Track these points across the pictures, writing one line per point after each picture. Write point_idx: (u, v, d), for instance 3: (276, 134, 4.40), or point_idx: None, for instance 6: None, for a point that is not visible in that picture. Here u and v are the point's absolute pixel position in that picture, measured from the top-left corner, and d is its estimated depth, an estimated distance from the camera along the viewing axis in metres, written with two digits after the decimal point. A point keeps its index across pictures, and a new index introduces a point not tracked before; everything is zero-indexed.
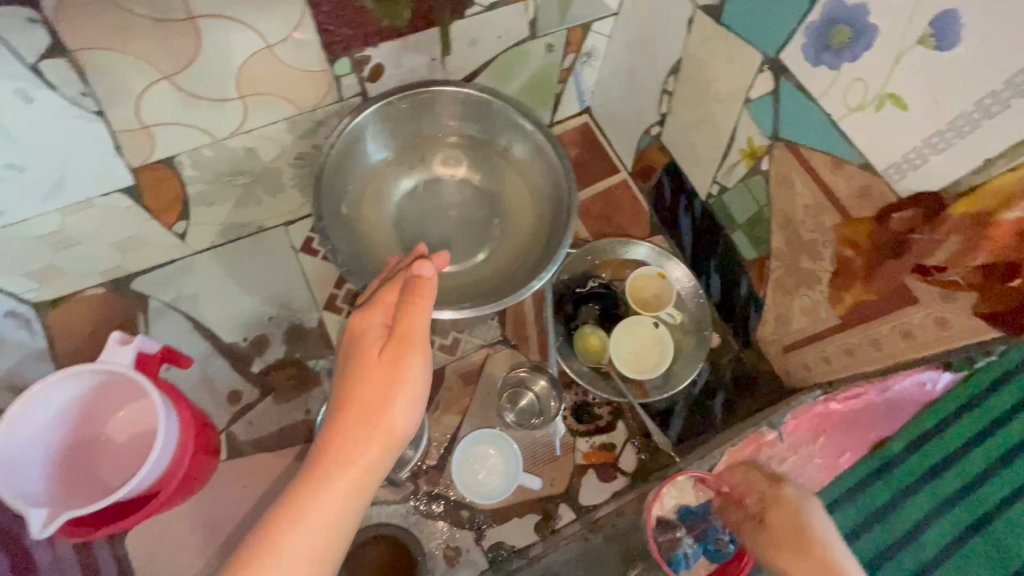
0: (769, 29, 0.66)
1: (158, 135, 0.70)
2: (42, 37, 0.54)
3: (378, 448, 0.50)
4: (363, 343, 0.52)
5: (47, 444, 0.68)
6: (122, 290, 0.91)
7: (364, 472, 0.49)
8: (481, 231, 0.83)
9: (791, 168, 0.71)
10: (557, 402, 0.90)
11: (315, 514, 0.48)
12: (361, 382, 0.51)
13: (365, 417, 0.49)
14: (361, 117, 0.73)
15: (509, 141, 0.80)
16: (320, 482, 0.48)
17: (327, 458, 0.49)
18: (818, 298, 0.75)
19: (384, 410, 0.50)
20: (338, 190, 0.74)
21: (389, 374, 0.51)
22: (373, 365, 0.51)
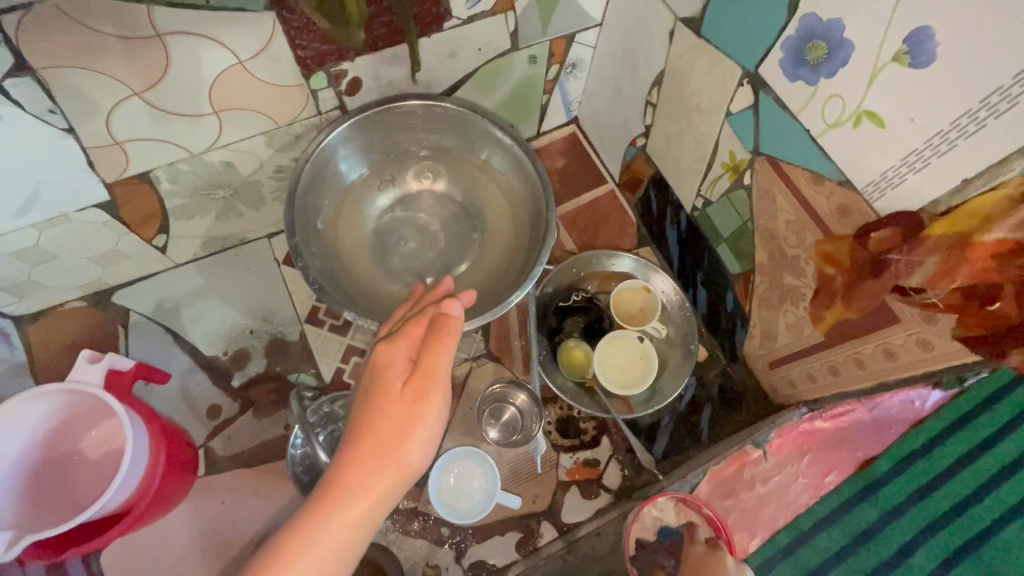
0: (748, 42, 0.65)
1: (132, 151, 0.69)
2: (5, 56, 0.53)
3: (389, 484, 0.49)
4: (385, 377, 0.51)
5: (15, 465, 0.68)
6: (102, 304, 0.90)
7: (374, 507, 0.49)
8: (461, 246, 0.82)
9: (773, 183, 0.70)
10: (539, 419, 0.89)
11: (321, 546, 0.47)
12: (378, 415, 0.50)
13: (381, 452, 0.48)
14: (337, 132, 0.73)
15: (489, 155, 0.80)
16: (329, 515, 0.47)
17: (339, 491, 0.48)
18: (801, 315, 0.74)
19: (400, 447, 0.49)
20: (314, 205, 0.74)
21: (408, 412, 0.50)
22: (393, 400, 0.50)
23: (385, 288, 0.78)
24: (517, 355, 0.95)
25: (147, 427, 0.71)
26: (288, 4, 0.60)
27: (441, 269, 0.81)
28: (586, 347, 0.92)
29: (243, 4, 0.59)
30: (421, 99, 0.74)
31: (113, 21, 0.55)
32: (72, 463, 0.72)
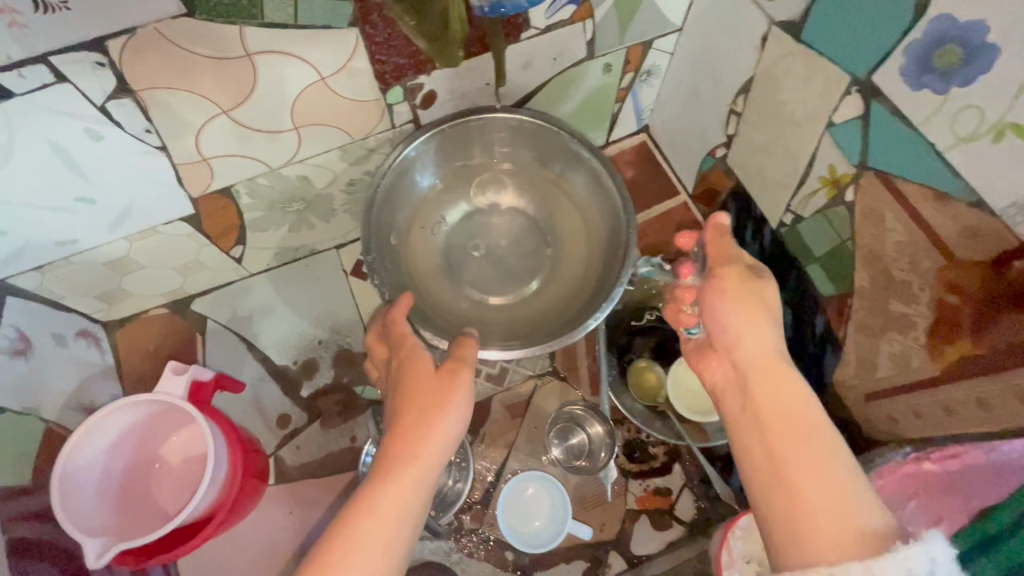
0: (860, 47, 0.59)
1: (216, 167, 0.71)
2: (109, 79, 0.55)
3: (433, 458, 0.51)
4: (419, 364, 0.57)
5: (108, 470, 0.70)
6: (183, 312, 0.93)
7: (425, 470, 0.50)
8: (531, 261, 0.79)
9: (882, 201, 0.63)
10: (608, 453, 0.84)
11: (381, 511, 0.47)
12: (420, 394, 0.54)
13: (423, 426, 0.52)
14: (413, 146, 0.72)
15: (564, 168, 0.77)
16: (389, 483, 0.49)
17: (399, 459, 0.50)
18: (912, 345, 0.67)
19: (441, 421, 0.52)
20: (388, 218, 0.73)
21: (445, 391, 0.54)
22: (429, 381, 0.55)
23: (455, 303, 0.77)
24: (585, 375, 0.91)
25: (226, 440, 0.73)
26: (371, 18, 0.60)
27: (511, 285, 0.78)
28: (659, 369, 0.87)
29: (329, 22, 0.58)
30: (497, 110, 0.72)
31: (208, 43, 0.55)
32: (157, 468, 0.74)
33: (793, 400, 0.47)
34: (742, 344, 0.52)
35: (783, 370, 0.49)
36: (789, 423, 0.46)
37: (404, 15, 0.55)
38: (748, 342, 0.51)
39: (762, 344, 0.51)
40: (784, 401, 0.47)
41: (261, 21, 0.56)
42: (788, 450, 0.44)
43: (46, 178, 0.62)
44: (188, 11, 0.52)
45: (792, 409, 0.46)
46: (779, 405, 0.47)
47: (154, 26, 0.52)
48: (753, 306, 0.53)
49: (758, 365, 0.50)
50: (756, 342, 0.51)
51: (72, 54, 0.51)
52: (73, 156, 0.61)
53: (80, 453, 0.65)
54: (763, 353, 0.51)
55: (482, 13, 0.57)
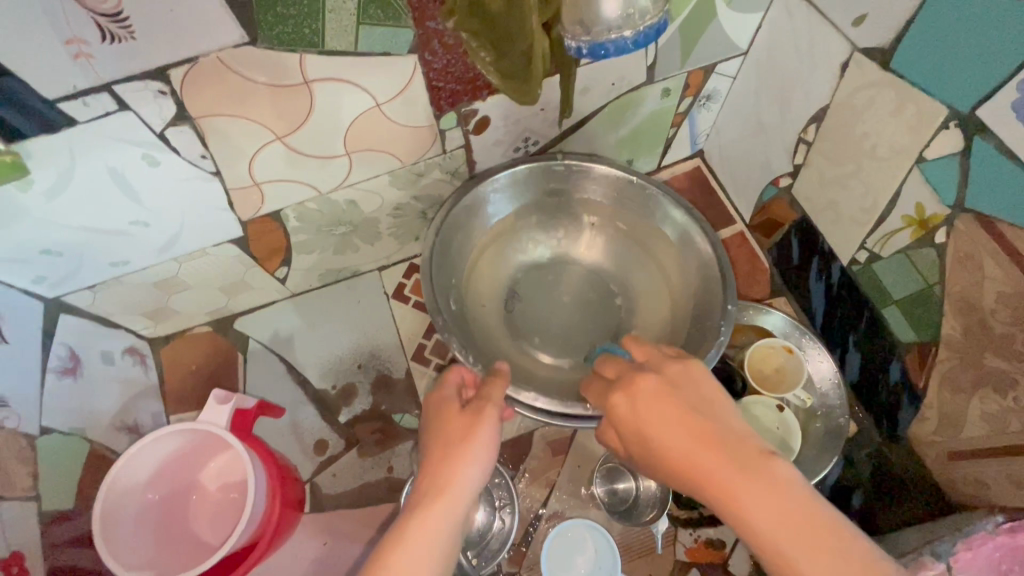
0: (965, 79, 0.54)
1: (268, 191, 0.70)
2: (169, 107, 0.54)
3: (462, 483, 0.50)
4: (442, 404, 0.57)
5: (145, 500, 0.68)
6: (224, 331, 0.92)
7: (458, 496, 0.49)
8: (590, 317, 0.81)
9: (981, 246, 0.59)
10: (656, 510, 0.79)
11: (417, 533, 0.46)
12: (447, 435, 0.53)
13: (449, 455, 0.51)
14: (471, 192, 0.75)
15: (650, 231, 0.79)
16: (423, 517, 0.47)
17: (425, 493, 0.49)
18: (1010, 407, 0.61)
19: (466, 449, 0.51)
20: (456, 256, 0.76)
21: (468, 423, 0.53)
22: (454, 416, 0.54)
23: (530, 362, 0.77)
24: None
25: (265, 474, 0.70)
26: (431, 45, 0.58)
27: (571, 341, 0.79)
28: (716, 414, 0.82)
29: (389, 49, 0.57)
30: (540, 160, 0.76)
31: (269, 71, 0.54)
32: (193, 497, 0.72)
33: (762, 489, 0.42)
34: (668, 445, 0.47)
35: (745, 446, 0.45)
36: (772, 517, 0.41)
37: (480, 50, 0.54)
38: (690, 425, 0.47)
39: (692, 434, 0.46)
40: (757, 494, 0.42)
41: (321, 50, 0.54)
42: (779, 542, 0.41)
43: (103, 203, 0.62)
44: (251, 40, 0.51)
45: (772, 496, 0.42)
46: (747, 503, 0.42)
47: (216, 54, 0.51)
48: (668, 405, 0.48)
49: (699, 461, 0.45)
50: (685, 433, 0.46)
51: (135, 83, 0.50)
52: (129, 180, 0.60)
53: (120, 481, 0.65)
54: (704, 431, 0.46)
55: (578, 55, 0.52)
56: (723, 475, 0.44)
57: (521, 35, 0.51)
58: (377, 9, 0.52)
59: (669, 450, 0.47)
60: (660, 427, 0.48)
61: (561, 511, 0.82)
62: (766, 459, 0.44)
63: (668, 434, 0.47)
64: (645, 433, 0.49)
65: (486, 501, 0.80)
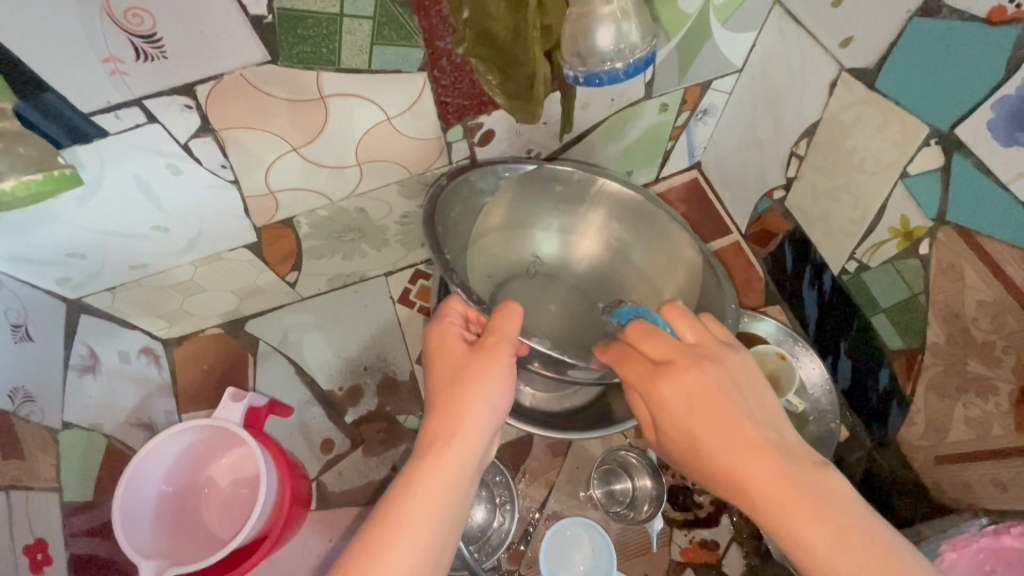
0: (945, 100, 0.57)
1: (282, 199, 0.73)
2: (194, 120, 0.57)
3: (470, 431, 0.52)
4: (449, 344, 0.57)
5: (160, 491, 0.71)
6: (236, 333, 0.95)
7: (466, 443, 0.52)
8: (576, 320, 0.82)
9: (962, 257, 0.61)
10: (652, 508, 0.81)
11: (426, 481, 0.49)
12: (458, 376, 0.54)
13: (453, 399, 0.53)
14: (480, 175, 0.76)
15: (651, 251, 0.82)
16: (432, 467, 0.50)
17: (438, 435, 0.51)
18: (992, 412, 0.64)
19: (471, 393, 0.53)
20: (453, 229, 0.76)
21: (480, 367, 0.54)
22: (464, 359, 0.55)
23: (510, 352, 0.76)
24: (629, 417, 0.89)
25: (276, 470, 0.73)
26: (439, 63, 0.61)
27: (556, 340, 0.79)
28: None
29: (401, 67, 0.60)
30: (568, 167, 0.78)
31: (288, 87, 0.58)
32: (204, 491, 0.75)
33: (815, 500, 0.45)
34: (717, 447, 0.48)
35: (794, 457, 0.48)
36: (817, 530, 0.44)
37: (488, 74, 0.57)
38: (739, 432, 0.48)
39: (746, 438, 0.48)
40: (805, 507, 0.45)
41: (337, 67, 0.58)
42: (821, 554, 0.44)
43: (127, 209, 0.65)
44: (273, 59, 0.54)
45: (818, 511, 0.45)
46: (797, 511, 0.45)
47: (240, 72, 0.54)
48: (725, 405, 0.49)
49: (752, 465, 0.47)
50: (740, 435, 0.48)
51: (163, 98, 0.54)
52: (153, 187, 0.64)
53: (141, 471, 0.68)
54: (754, 439, 0.48)
55: (575, 82, 0.56)
56: (777, 482, 0.46)
57: (525, 60, 0.54)
58: (390, 30, 0.56)
59: (716, 452, 0.48)
60: (714, 424, 0.49)
61: (560, 511, 0.85)
62: (817, 469, 0.47)
63: (722, 433, 0.48)
64: (696, 428, 0.49)
65: (486, 499, 0.83)
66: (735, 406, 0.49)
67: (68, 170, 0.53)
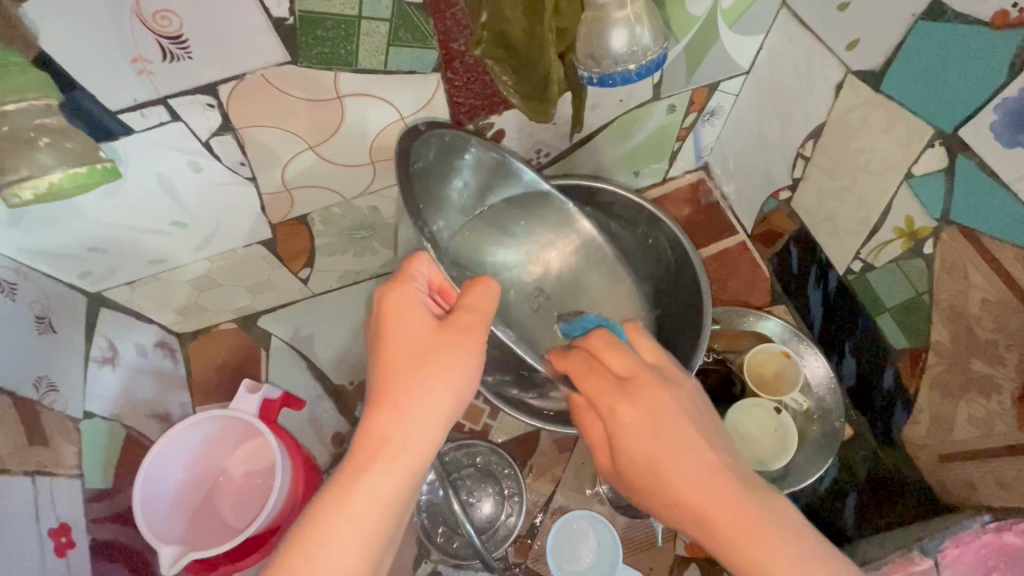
0: (948, 102, 0.58)
1: (297, 196, 0.75)
2: (215, 118, 0.59)
3: (429, 423, 0.48)
4: (413, 315, 0.51)
5: (175, 479, 0.72)
6: (249, 328, 0.96)
7: (425, 435, 0.48)
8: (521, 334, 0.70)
9: (965, 256, 0.62)
10: None
11: (376, 467, 0.46)
12: (426, 355, 0.49)
13: (413, 386, 0.48)
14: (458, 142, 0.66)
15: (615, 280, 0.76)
16: (385, 457, 0.46)
17: (394, 424, 0.47)
18: (994, 410, 0.65)
19: (434, 381, 0.48)
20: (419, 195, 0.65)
21: (447, 352, 0.49)
22: (429, 340, 0.50)
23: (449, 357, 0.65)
24: None
25: (290, 461, 0.74)
26: (453, 65, 0.63)
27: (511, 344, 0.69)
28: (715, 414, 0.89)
29: (415, 68, 0.62)
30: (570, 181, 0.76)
31: (306, 88, 0.60)
32: (219, 480, 0.77)
33: (768, 521, 0.47)
34: (674, 471, 0.50)
35: (747, 480, 0.50)
36: (769, 553, 0.46)
37: (502, 74, 0.59)
38: (694, 457, 0.50)
39: (701, 463, 0.50)
40: (757, 532, 0.46)
41: (354, 68, 0.59)
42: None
43: (148, 205, 0.67)
44: (292, 59, 0.56)
45: (770, 534, 0.46)
46: (751, 533, 0.46)
47: (261, 72, 0.56)
48: (683, 427, 0.51)
49: (708, 490, 0.49)
50: (695, 459, 0.50)
51: (187, 97, 0.56)
52: (173, 183, 0.66)
53: (158, 459, 0.69)
54: (708, 465, 0.50)
55: (590, 83, 0.57)
56: (735, 505, 0.48)
57: (538, 62, 0.56)
58: (406, 32, 0.57)
59: (673, 475, 0.50)
60: (672, 447, 0.50)
61: (567, 506, 0.86)
62: (769, 491, 0.49)
63: (681, 455, 0.50)
64: (657, 450, 0.51)
65: (494, 492, 0.85)
66: (691, 431, 0.51)
67: (107, 163, 0.54)
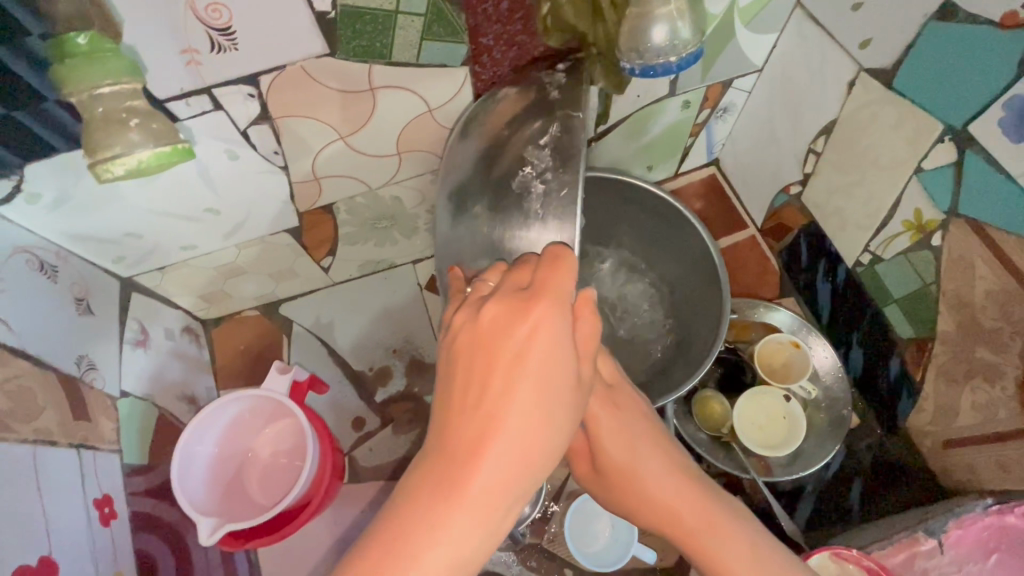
0: (958, 98, 0.61)
1: (325, 185, 0.77)
2: (254, 108, 0.62)
3: (537, 466, 0.42)
4: (546, 339, 0.42)
5: (208, 456, 0.75)
6: (271, 315, 0.99)
7: (531, 480, 0.42)
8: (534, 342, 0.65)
9: (972, 248, 0.65)
10: None
11: (475, 508, 0.40)
12: (555, 390, 0.42)
13: (529, 424, 0.41)
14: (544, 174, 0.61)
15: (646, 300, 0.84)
16: (487, 498, 0.40)
17: (503, 462, 0.41)
18: (998, 396, 0.68)
19: (550, 423, 0.42)
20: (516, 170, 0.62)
21: (569, 392, 0.43)
22: (557, 373, 0.42)
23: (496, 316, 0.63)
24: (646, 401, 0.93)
25: (319, 441, 0.77)
26: (481, 59, 0.65)
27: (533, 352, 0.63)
28: (723, 401, 0.93)
29: (445, 61, 0.64)
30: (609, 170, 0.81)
31: (341, 80, 0.62)
32: (248, 460, 0.79)
33: (742, 527, 0.53)
34: (650, 478, 0.54)
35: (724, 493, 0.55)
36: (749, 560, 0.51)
37: None
38: (671, 468, 0.55)
39: (682, 476, 0.55)
40: (731, 537, 0.52)
41: (388, 61, 0.62)
42: None
43: (184, 192, 0.70)
44: (331, 51, 0.59)
45: (750, 544, 0.52)
46: (728, 537, 0.52)
47: (301, 64, 0.59)
48: (660, 439, 0.57)
49: (688, 501, 0.53)
50: (676, 472, 0.55)
51: (230, 87, 0.58)
52: (210, 171, 0.68)
53: (194, 436, 0.72)
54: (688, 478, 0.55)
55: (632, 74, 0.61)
56: (707, 512, 0.53)
57: None
58: (438, 27, 0.60)
59: (654, 484, 0.54)
60: (653, 457, 0.55)
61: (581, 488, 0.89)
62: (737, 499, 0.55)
63: (661, 463, 0.55)
64: (636, 457, 0.55)
65: None
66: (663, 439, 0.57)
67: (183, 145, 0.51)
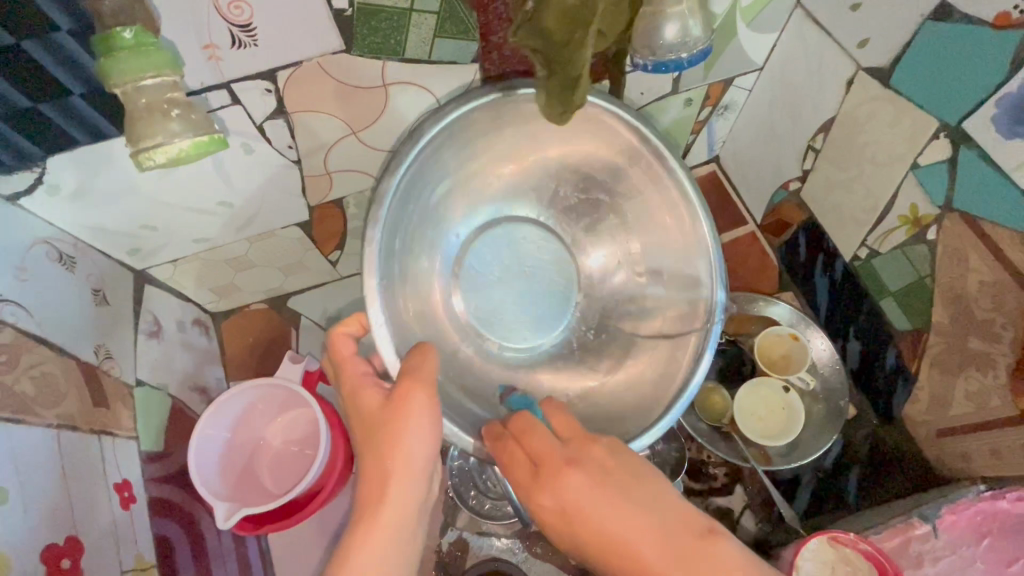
0: (952, 95, 0.63)
1: (336, 179, 0.79)
2: (271, 102, 0.63)
3: (404, 489, 0.56)
4: (363, 395, 0.60)
5: (221, 444, 0.77)
6: (279, 308, 1.00)
7: (405, 501, 0.55)
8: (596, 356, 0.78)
9: (966, 241, 0.67)
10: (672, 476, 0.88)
11: (370, 537, 0.54)
12: (383, 425, 0.57)
13: (382, 460, 0.56)
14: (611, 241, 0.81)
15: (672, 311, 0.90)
16: (373, 524, 0.54)
17: (379, 496, 0.55)
18: (990, 385, 0.70)
19: (395, 451, 0.56)
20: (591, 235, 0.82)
21: (402, 422, 0.57)
22: (386, 415, 0.57)
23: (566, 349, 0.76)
24: None
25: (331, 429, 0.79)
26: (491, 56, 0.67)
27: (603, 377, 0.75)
28: (724, 392, 0.95)
29: (455, 58, 0.66)
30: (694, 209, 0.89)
31: (354, 75, 0.64)
32: (258, 450, 0.81)
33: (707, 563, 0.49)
34: (599, 522, 0.53)
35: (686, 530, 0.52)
36: None
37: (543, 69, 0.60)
38: (626, 513, 0.53)
39: (640, 524, 0.52)
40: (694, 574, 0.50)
41: (400, 57, 0.63)
42: None
43: (198, 184, 0.71)
44: (346, 47, 0.60)
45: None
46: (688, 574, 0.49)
47: (317, 60, 0.60)
48: (608, 481, 0.55)
49: (647, 545, 0.51)
50: (633, 518, 0.52)
51: (247, 82, 0.60)
52: (224, 164, 0.70)
53: (208, 422, 0.74)
54: (644, 522, 0.52)
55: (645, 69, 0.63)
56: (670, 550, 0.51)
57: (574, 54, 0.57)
58: (451, 24, 0.61)
59: (598, 527, 0.53)
60: (601, 504, 0.54)
61: None
62: (712, 538, 0.51)
63: (611, 508, 0.53)
64: (582, 499, 0.54)
65: None
66: (622, 481, 0.55)
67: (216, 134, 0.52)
